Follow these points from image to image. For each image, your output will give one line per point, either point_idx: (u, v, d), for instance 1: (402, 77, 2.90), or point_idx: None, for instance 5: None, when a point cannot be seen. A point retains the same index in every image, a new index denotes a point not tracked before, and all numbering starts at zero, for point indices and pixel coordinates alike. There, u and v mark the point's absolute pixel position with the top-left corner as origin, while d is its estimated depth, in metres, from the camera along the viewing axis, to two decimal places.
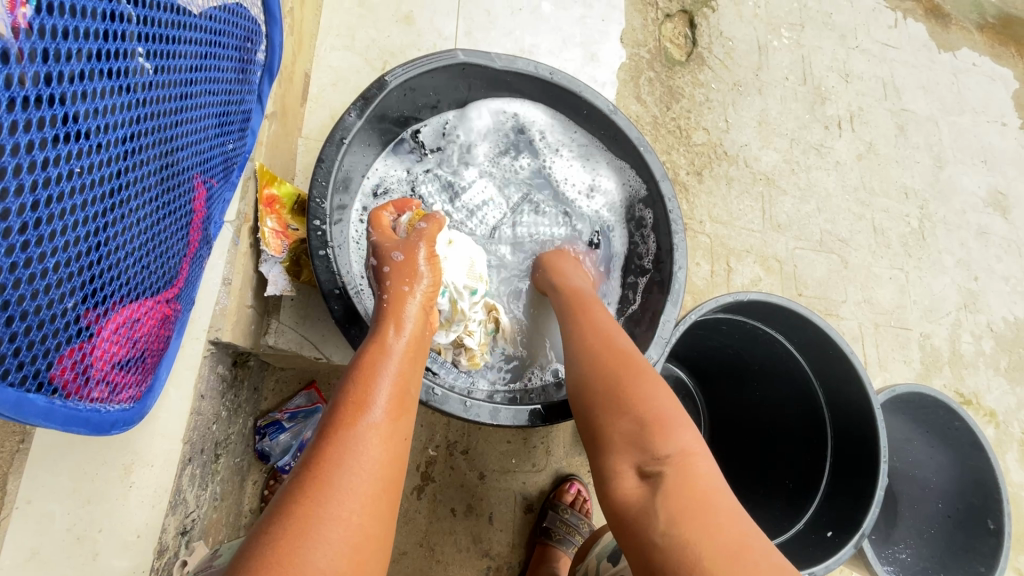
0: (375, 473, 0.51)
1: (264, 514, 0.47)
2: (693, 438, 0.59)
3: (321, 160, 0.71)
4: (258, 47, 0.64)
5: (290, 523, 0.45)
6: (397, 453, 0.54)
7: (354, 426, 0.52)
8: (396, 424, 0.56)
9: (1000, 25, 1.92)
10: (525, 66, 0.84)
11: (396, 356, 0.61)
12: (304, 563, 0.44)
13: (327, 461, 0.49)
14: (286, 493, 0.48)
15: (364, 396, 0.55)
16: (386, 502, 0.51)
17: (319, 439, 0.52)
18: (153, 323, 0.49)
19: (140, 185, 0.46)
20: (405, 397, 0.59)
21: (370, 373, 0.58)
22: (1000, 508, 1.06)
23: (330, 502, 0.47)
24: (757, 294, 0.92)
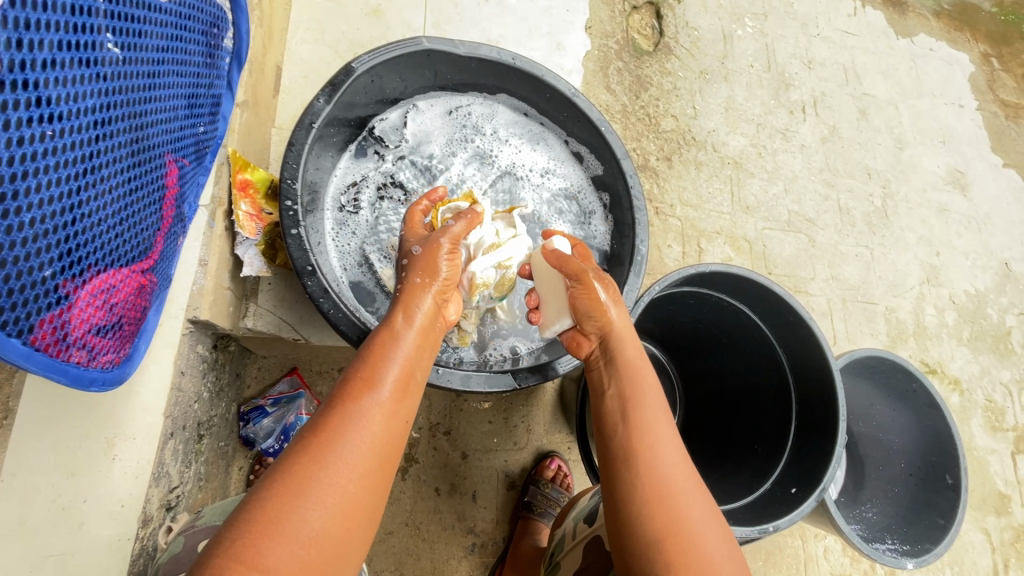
0: (371, 449, 0.52)
1: (266, 470, 0.50)
2: (680, 467, 0.64)
3: (292, 145, 0.74)
4: (225, 34, 0.67)
5: (287, 483, 0.48)
6: (397, 432, 0.55)
7: (358, 402, 0.54)
8: (400, 405, 0.57)
9: (956, 12, 1.95)
10: (488, 52, 0.88)
11: (406, 341, 0.61)
12: (295, 523, 0.46)
13: (328, 430, 0.51)
14: (288, 453, 0.51)
15: (372, 374, 0.57)
16: (381, 474, 0.53)
17: (325, 408, 0.54)
18: (129, 291, 0.52)
19: (114, 161, 0.49)
20: (412, 381, 0.59)
21: (379, 354, 0.59)
22: (957, 463, 1.11)
23: (327, 470, 0.49)
24: (718, 265, 0.97)
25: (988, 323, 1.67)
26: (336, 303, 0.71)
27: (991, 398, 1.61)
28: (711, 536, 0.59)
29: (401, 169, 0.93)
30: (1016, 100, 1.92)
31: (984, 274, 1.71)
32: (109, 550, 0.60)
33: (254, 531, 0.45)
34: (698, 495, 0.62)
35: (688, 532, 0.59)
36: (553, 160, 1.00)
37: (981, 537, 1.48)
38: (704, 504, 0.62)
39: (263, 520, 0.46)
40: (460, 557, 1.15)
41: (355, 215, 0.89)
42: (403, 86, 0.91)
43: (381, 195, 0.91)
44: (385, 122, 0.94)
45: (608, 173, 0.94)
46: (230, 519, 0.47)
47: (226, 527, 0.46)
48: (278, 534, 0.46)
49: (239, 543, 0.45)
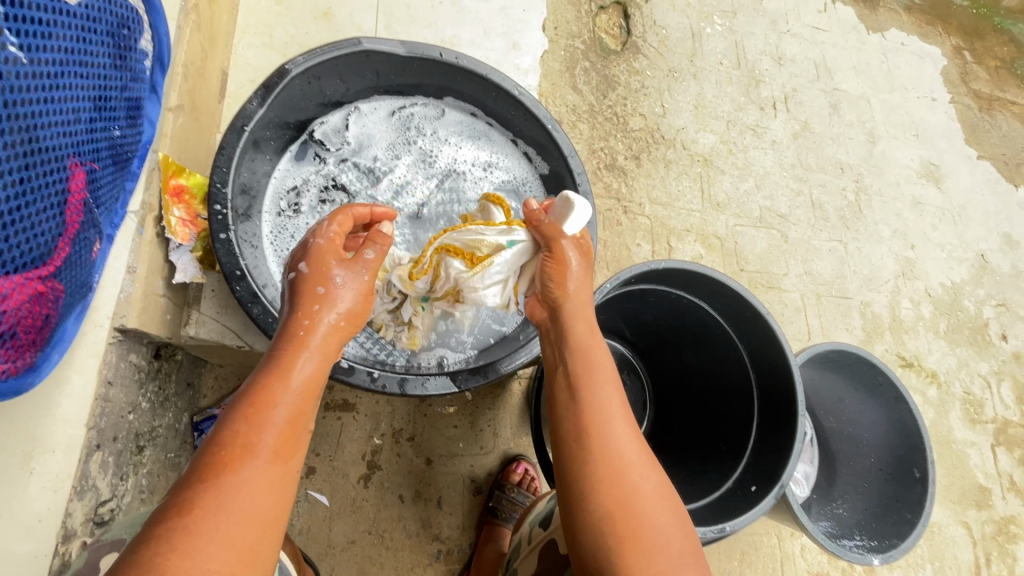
0: (252, 515, 0.48)
1: (119, 559, 0.44)
2: (632, 451, 0.63)
3: (222, 148, 0.73)
4: (141, 36, 0.66)
5: (149, 572, 0.43)
6: (282, 491, 0.51)
7: (234, 464, 0.49)
8: (285, 466, 0.52)
9: (926, 6, 1.95)
10: (430, 52, 0.86)
11: (291, 391, 0.55)
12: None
13: (200, 503, 0.46)
14: (144, 540, 0.45)
15: (251, 437, 0.51)
16: (264, 539, 0.49)
17: (191, 480, 0.48)
18: (22, 298, 0.49)
19: (4, 163, 0.47)
20: (298, 432, 0.54)
21: (257, 407, 0.53)
22: (924, 456, 1.10)
23: (198, 549, 0.44)
24: (674, 262, 0.96)
25: (965, 314, 1.66)
26: (267, 307, 0.70)
27: (970, 390, 1.60)
28: (659, 512, 0.61)
29: (344, 171, 0.92)
30: (988, 92, 1.92)
31: (959, 266, 1.70)
32: (26, 566, 0.58)
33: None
34: (649, 472, 0.63)
35: (637, 510, 0.60)
36: (500, 160, 0.99)
37: (961, 531, 1.46)
38: (654, 480, 0.63)
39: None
40: (425, 565, 1.13)
41: (295, 219, 0.88)
42: (344, 86, 0.89)
43: (322, 198, 0.90)
44: (326, 125, 0.92)
45: (556, 171, 0.93)
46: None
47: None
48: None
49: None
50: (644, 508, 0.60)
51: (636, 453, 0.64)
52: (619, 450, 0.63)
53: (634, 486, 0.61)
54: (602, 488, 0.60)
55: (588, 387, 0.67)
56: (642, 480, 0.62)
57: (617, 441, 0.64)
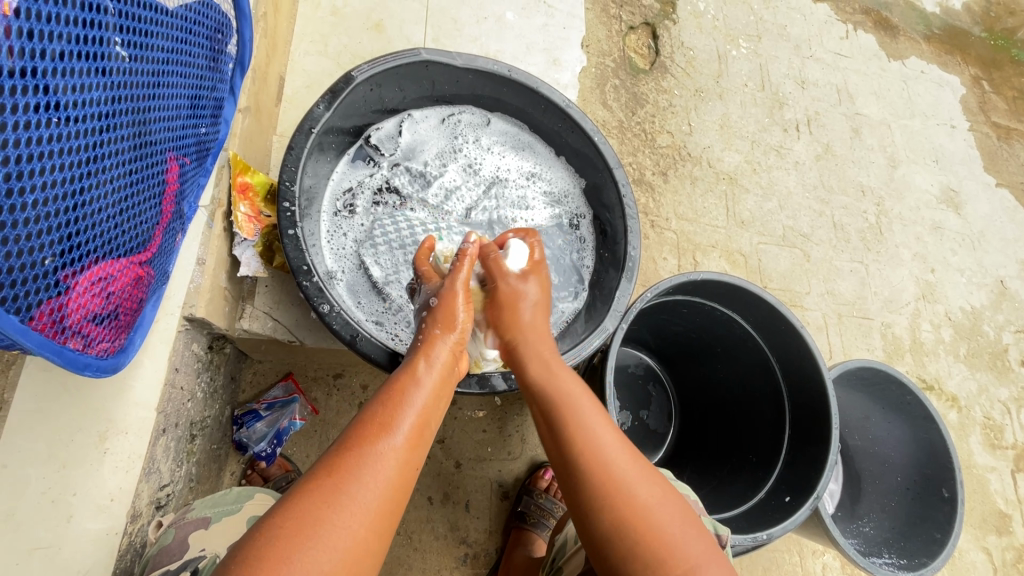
0: (383, 494, 0.53)
1: (271, 509, 0.50)
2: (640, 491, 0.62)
3: (291, 148, 0.76)
4: (228, 39, 0.70)
5: (298, 524, 0.48)
6: (408, 480, 0.56)
7: (375, 445, 0.55)
8: (412, 454, 0.57)
9: (945, 36, 1.99)
10: (485, 64, 0.90)
11: (426, 389, 0.63)
12: (303, 564, 0.46)
13: (344, 473, 0.52)
14: (296, 491, 0.51)
15: (388, 420, 0.58)
16: (386, 522, 0.52)
17: (336, 450, 0.54)
18: (126, 281, 0.53)
19: (115, 155, 0.51)
20: (426, 429, 0.61)
21: (398, 399, 0.60)
22: (953, 476, 1.09)
23: (337, 515, 0.49)
24: (711, 273, 0.98)
25: (985, 339, 1.67)
26: (332, 302, 0.72)
27: (990, 415, 1.60)
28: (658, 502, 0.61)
29: (396, 175, 0.96)
30: (1007, 122, 1.95)
31: (979, 291, 1.71)
32: (97, 544, 0.60)
33: (263, 570, 0.45)
34: (644, 478, 0.63)
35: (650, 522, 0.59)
36: (543, 169, 1.02)
37: (982, 556, 1.45)
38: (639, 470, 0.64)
39: (270, 559, 0.45)
40: (452, 569, 1.14)
41: (350, 219, 0.91)
42: (401, 95, 0.93)
43: (376, 201, 0.94)
44: (381, 131, 0.96)
45: (601, 180, 0.95)
46: (231, 556, 0.47)
47: (228, 561, 0.46)
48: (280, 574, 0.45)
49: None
50: (652, 507, 0.60)
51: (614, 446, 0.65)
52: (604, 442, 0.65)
53: (635, 492, 0.61)
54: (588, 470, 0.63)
55: (564, 380, 0.72)
56: (637, 485, 0.62)
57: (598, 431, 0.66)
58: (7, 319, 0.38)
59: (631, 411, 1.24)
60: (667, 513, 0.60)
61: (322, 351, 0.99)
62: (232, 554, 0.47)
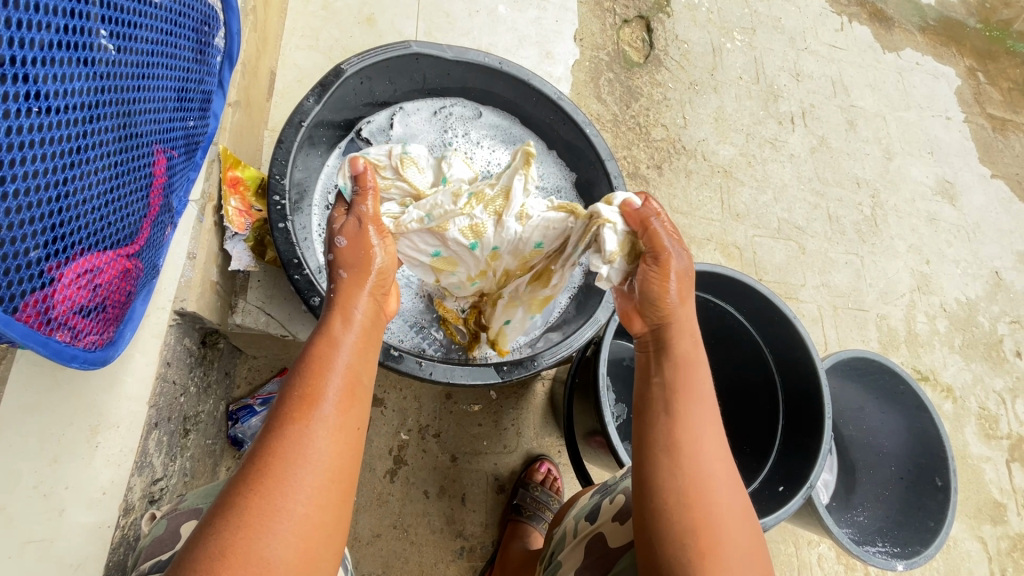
0: (323, 468, 0.49)
1: (208, 508, 0.46)
2: (728, 499, 0.57)
3: (281, 142, 0.76)
4: (215, 32, 0.70)
5: (242, 518, 0.45)
6: (346, 445, 0.51)
7: (302, 421, 0.50)
8: (346, 415, 0.52)
9: (940, 28, 1.98)
10: (475, 56, 0.90)
11: (347, 347, 0.56)
12: (255, 557, 0.44)
13: (274, 456, 0.47)
14: (229, 487, 0.47)
15: (315, 389, 0.52)
16: (337, 492, 0.49)
17: (263, 434, 0.50)
18: (113, 273, 0.53)
19: (101, 147, 0.51)
20: (357, 386, 0.55)
21: (319, 363, 0.54)
22: (946, 465, 1.10)
23: (274, 501, 0.46)
24: (704, 265, 0.98)
25: (980, 330, 1.67)
26: (323, 295, 0.72)
27: (985, 405, 1.60)
28: (738, 511, 0.57)
29: None
30: (1002, 114, 1.95)
31: (974, 283, 1.72)
32: (90, 536, 0.60)
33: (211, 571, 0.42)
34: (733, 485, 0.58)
35: (723, 532, 0.55)
36: (534, 161, 1.02)
37: (977, 546, 1.46)
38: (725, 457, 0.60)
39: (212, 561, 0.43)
40: (448, 562, 1.14)
41: None
42: (391, 88, 0.93)
43: None
44: (372, 124, 0.96)
45: (593, 172, 0.95)
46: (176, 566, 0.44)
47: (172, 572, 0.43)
48: (230, 573, 0.43)
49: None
50: (727, 522, 0.55)
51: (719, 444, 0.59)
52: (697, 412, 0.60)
53: (720, 499, 0.56)
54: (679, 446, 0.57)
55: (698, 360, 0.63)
56: (721, 491, 0.57)
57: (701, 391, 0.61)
58: None
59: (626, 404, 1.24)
60: (741, 535, 0.56)
61: (315, 346, 0.99)
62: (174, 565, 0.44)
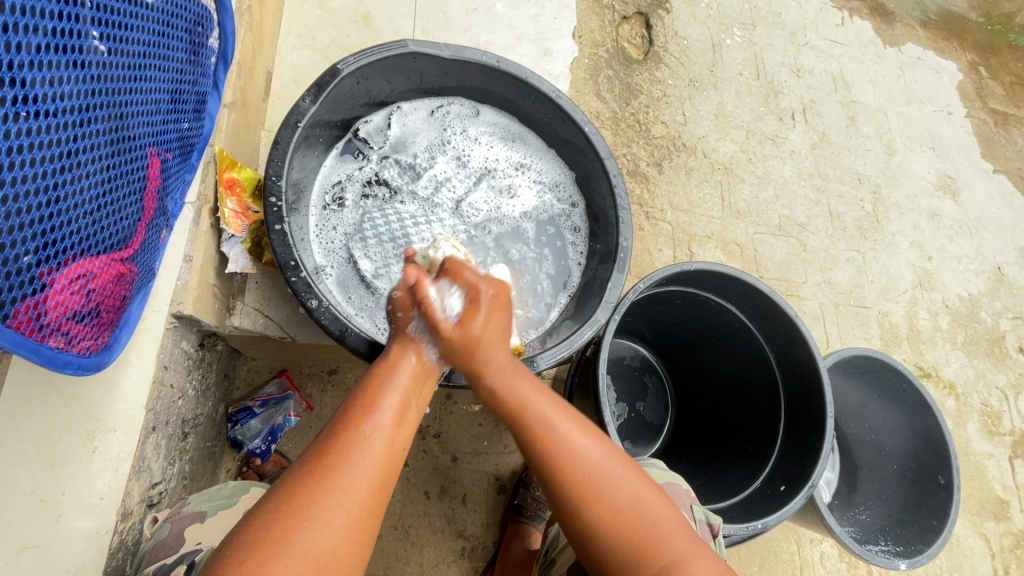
0: (373, 473, 0.53)
1: (265, 495, 0.51)
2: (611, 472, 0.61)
3: (277, 143, 0.76)
4: (209, 33, 0.70)
5: (289, 509, 0.49)
6: (396, 460, 0.56)
7: (359, 428, 0.55)
8: (399, 432, 0.58)
9: (941, 22, 1.97)
10: (473, 55, 0.89)
11: (405, 371, 0.62)
12: (303, 545, 0.48)
13: (330, 456, 0.53)
14: (289, 479, 0.52)
15: (371, 404, 0.58)
16: (380, 499, 0.53)
17: (326, 435, 0.55)
18: (107, 278, 0.53)
19: (94, 150, 0.50)
20: (410, 410, 0.60)
21: (379, 383, 0.60)
22: (949, 463, 1.09)
23: (326, 496, 0.50)
24: (704, 264, 0.97)
25: (982, 326, 1.66)
26: (321, 298, 0.72)
27: (988, 402, 1.60)
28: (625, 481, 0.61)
29: (386, 168, 0.95)
30: (1005, 108, 1.94)
31: (977, 278, 1.71)
32: (87, 542, 0.60)
33: (259, 553, 0.46)
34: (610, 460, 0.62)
35: (613, 500, 0.60)
36: (532, 160, 1.02)
37: (980, 542, 1.45)
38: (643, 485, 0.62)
39: (268, 540, 0.47)
40: (449, 562, 1.14)
41: (339, 213, 0.91)
42: (388, 88, 0.92)
43: (365, 193, 0.93)
44: (370, 124, 0.95)
45: (592, 171, 0.95)
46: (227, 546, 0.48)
47: (225, 547, 0.48)
48: (279, 557, 0.47)
49: (247, 564, 0.46)
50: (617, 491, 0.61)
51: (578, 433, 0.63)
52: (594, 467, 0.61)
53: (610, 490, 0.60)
54: (591, 513, 0.59)
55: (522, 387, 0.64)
56: (600, 471, 0.61)
57: (580, 451, 0.61)
58: None
59: (627, 403, 1.24)
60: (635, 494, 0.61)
61: (314, 348, 0.99)
62: (228, 540, 0.48)
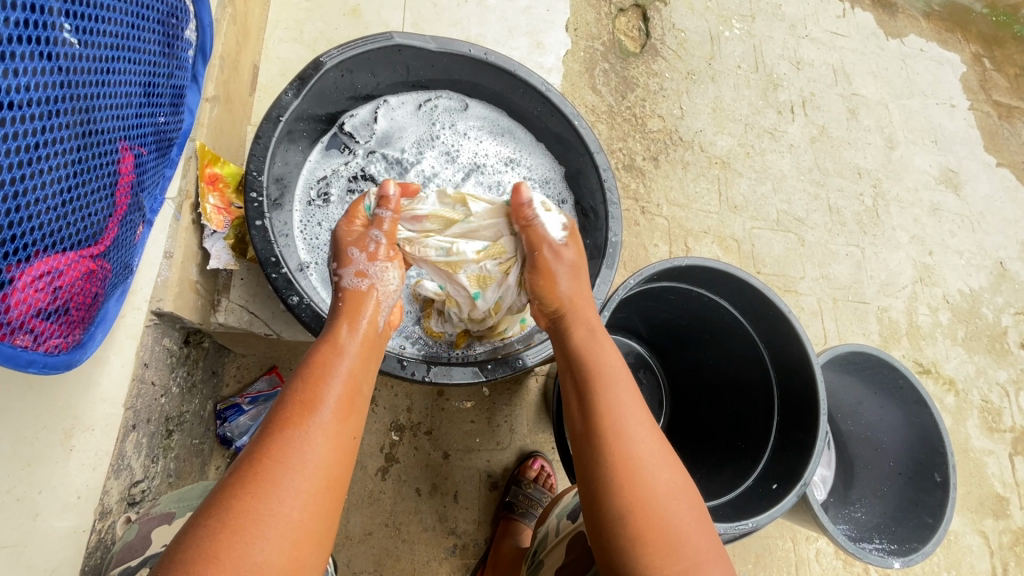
0: (318, 474, 0.51)
1: (198, 508, 0.48)
2: (663, 479, 0.61)
3: (258, 137, 0.75)
4: (186, 26, 0.69)
5: (228, 519, 0.46)
6: (343, 453, 0.54)
7: (300, 426, 0.53)
8: (343, 424, 0.56)
9: (945, 12, 1.94)
10: (460, 47, 0.88)
11: (348, 355, 0.60)
12: (245, 558, 0.45)
13: (270, 459, 0.50)
14: (222, 488, 0.49)
15: (311, 397, 0.55)
16: (327, 498, 0.51)
17: (260, 436, 0.52)
18: (75, 275, 0.52)
19: (62, 144, 0.49)
20: (356, 398, 0.58)
21: (321, 372, 0.58)
22: (945, 461, 1.08)
23: (269, 502, 0.48)
24: (696, 259, 0.96)
25: (983, 321, 1.64)
26: (302, 294, 0.71)
27: (988, 398, 1.58)
28: (671, 490, 0.61)
29: (372, 163, 0.94)
30: (1009, 100, 1.91)
31: (978, 273, 1.69)
32: (65, 541, 0.60)
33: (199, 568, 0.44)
34: (664, 466, 0.62)
35: (663, 509, 0.59)
36: (521, 153, 1.00)
37: (978, 540, 1.44)
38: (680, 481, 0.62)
39: (206, 560, 0.44)
40: (441, 560, 1.14)
41: (324, 208, 0.90)
42: (374, 81, 0.91)
43: (351, 188, 0.92)
44: (355, 118, 0.94)
45: (582, 165, 0.93)
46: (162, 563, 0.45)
47: (159, 568, 0.45)
48: (218, 571, 0.44)
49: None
50: (667, 499, 0.60)
51: (643, 425, 0.64)
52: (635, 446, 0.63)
53: (654, 481, 0.61)
54: (629, 493, 0.59)
55: (600, 349, 0.70)
56: (655, 473, 0.61)
57: (631, 427, 0.63)
58: None
59: None
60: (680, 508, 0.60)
61: (302, 344, 0.98)
62: (161, 562, 0.45)
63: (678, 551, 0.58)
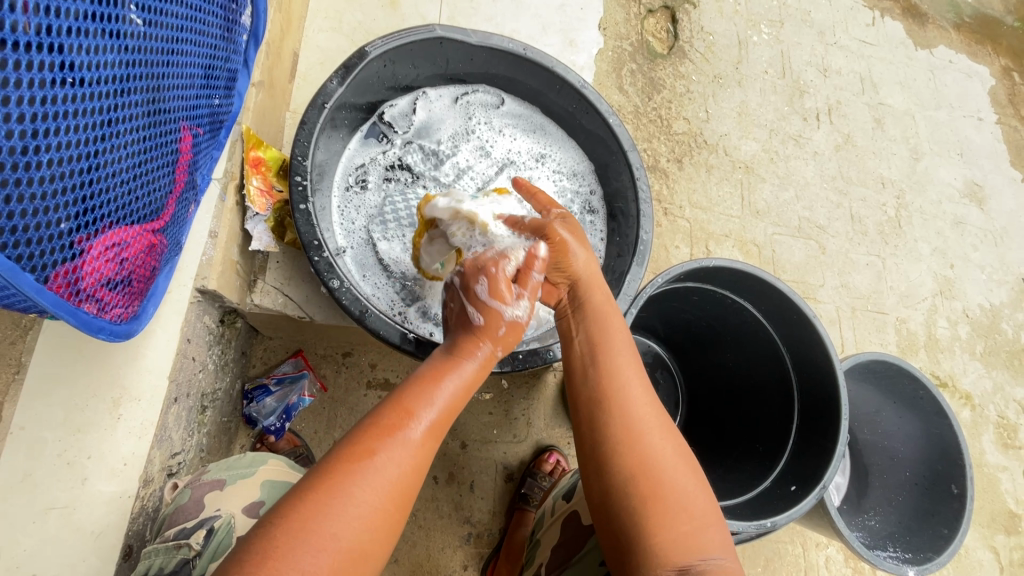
0: (404, 483, 0.52)
1: (294, 489, 0.49)
2: (657, 430, 0.63)
3: (303, 123, 0.76)
4: (243, 11, 0.70)
5: (317, 511, 0.47)
6: (427, 468, 0.55)
7: (401, 432, 0.54)
8: (433, 445, 0.56)
9: (976, 25, 1.92)
10: (499, 42, 0.89)
11: (461, 383, 0.61)
12: (323, 549, 0.46)
13: (366, 458, 0.51)
14: (318, 473, 0.50)
15: (416, 407, 0.56)
16: (404, 503, 0.52)
17: (361, 434, 0.53)
18: (139, 248, 0.54)
19: (129, 121, 0.51)
20: (453, 421, 0.59)
21: (431, 383, 0.59)
22: (963, 473, 1.08)
23: (357, 501, 0.49)
24: (723, 260, 0.97)
25: (1003, 337, 1.63)
26: (342, 278, 0.72)
27: (1005, 414, 1.57)
28: (668, 443, 0.63)
29: (408, 153, 0.96)
30: None
31: (999, 289, 1.68)
32: (110, 506, 0.61)
33: (279, 546, 0.45)
34: (660, 422, 0.65)
35: (659, 461, 0.61)
36: (552, 150, 1.02)
37: (989, 555, 1.44)
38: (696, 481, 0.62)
39: (291, 541, 0.46)
40: (454, 547, 1.15)
41: (362, 195, 0.92)
42: (414, 72, 0.92)
43: (388, 176, 0.94)
44: (395, 108, 0.96)
45: (614, 163, 0.94)
46: (250, 535, 0.46)
47: (250, 536, 0.46)
48: (302, 558, 0.45)
49: (265, 564, 0.44)
50: (666, 456, 0.62)
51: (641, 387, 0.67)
52: (647, 419, 0.64)
53: (650, 434, 0.63)
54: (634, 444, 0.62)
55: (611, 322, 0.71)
56: (651, 420, 0.64)
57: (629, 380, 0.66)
58: (22, 279, 0.40)
59: None
60: (676, 459, 0.62)
61: (330, 329, 1.00)
62: (254, 532, 0.46)
63: (681, 507, 0.59)
